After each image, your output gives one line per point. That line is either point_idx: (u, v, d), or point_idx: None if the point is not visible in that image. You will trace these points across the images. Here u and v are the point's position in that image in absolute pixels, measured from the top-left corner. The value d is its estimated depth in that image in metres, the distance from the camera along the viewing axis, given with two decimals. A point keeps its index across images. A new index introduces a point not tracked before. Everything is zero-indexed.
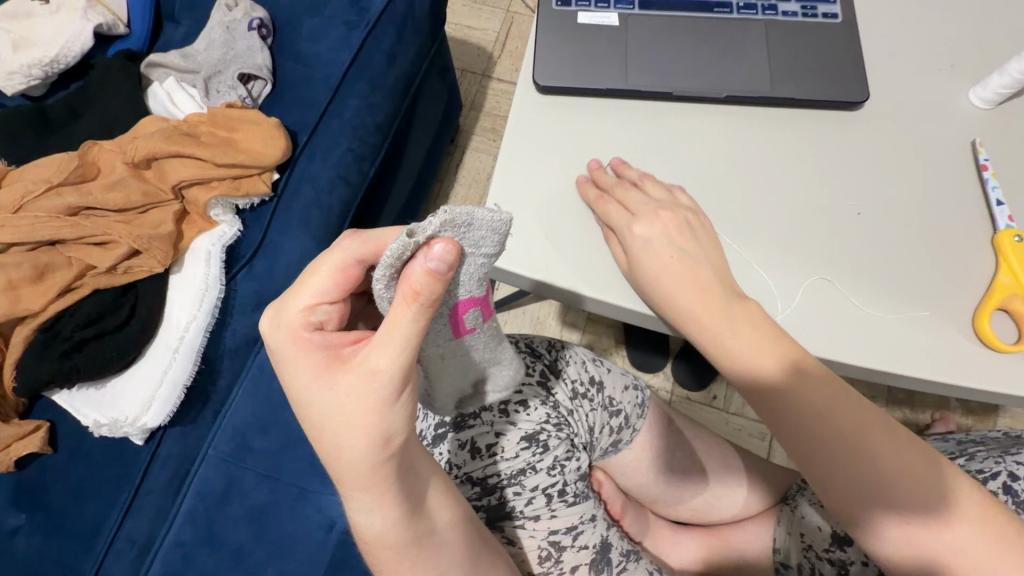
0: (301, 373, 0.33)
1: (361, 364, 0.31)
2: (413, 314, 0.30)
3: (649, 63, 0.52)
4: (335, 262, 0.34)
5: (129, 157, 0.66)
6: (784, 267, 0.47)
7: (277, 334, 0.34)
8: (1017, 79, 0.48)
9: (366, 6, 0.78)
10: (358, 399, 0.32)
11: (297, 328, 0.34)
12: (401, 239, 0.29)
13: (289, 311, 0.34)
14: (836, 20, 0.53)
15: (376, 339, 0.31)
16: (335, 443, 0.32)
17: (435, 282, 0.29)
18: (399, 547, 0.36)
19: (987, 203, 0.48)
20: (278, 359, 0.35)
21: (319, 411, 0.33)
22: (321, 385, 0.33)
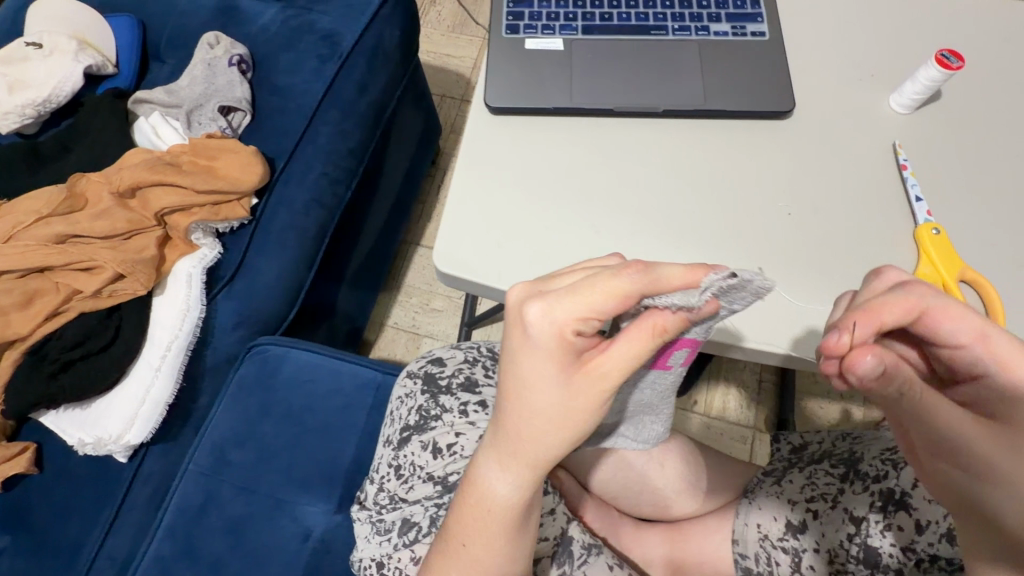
0: (540, 369, 0.35)
1: (598, 373, 0.34)
2: (654, 345, 0.34)
3: (590, 83, 0.56)
4: (623, 283, 0.33)
5: (115, 187, 0.69)
6: (720, 264, 0.50)
7: (539, 329, 0.34)
8: (927, 85, 0.52)
9: (338, 40, 0.84)
10: (585, 402, 0.35)
11: (564, 330, 0.34)
12: (679, 295, 0.33)
13: (564, 313, 0.33)
14: (764, 38, 0.57)
15: (617, 357, 0.34)
16: (539, 432, 0.36)
17: (682, 325, 0.35)
18: (503, 519, 0.39)
19: (908, 199, 0.51)
20: (512, 344, 0.35)
21: (536, 403, 0.35)
22: (551, 385, 0.35)
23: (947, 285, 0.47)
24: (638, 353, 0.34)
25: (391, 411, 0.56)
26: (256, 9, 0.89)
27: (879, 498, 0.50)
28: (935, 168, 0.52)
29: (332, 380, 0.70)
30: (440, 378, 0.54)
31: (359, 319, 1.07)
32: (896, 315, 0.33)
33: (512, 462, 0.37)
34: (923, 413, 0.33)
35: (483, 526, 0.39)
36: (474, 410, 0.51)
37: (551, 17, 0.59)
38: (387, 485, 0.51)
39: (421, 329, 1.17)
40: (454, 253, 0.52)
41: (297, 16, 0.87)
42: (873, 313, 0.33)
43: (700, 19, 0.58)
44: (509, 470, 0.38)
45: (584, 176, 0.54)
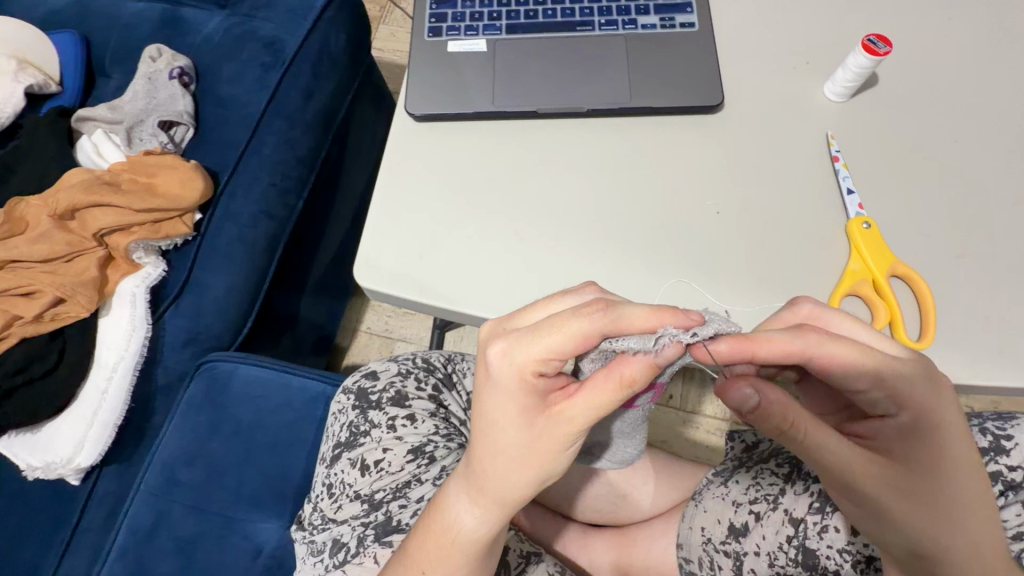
0: (504, 408, 0.35)
1: (564, 417, 0.34)
2: (621, 395, 0.33)
3: (513, 86, 0.54)
4: (583, 325, 0.32)
5: (53, 209, 0.69)
6: (647, 268, 0.49)
7: (499, 368, 0.34)
8: (858, 73, 0.50)
9: (281, 47, 0.82)
10: (550, 444, 0.35)
11: (525, 371, 0.34)
12: (636, 343, 0.33)
13: (524, 354, 0.33)
14: (693, 28, 0.55)
15: (581, 400, 0.33)
16: (504, 473, 0.36)
17: (652, 372, 0.33)
18: (470, 551, 0.39)
19: (840, 191, 0.49)
20: (480, 380, 0.36)
21: (503, 442, 0.35)
22: (518, 425, 0.35)
23: (876, 281, 0.46)
24: (607, 397, 0.33)
25: (326, 427, 0.55)
26: (200, 18, 0.87)
27: (817, 499, 0.48)
28: (869, 157, 0.50)
29: (281, 393, 0.69)
30: (371, 393, 0.53)
31: (330, 325, 1.02)
32: (774, 353, 0.35)
33: (479, 496, 0.37)
34: (817, 454, 0.36)
35: (448, 561, 0.39)
36: (402, 425, 0.51)
37: (475, 17, 0.57)
38: (320, 504, 0.51)
39: (394, 333, 1.15)
40: (375, 266, 0.50)
41: (240, 24, 0.85)
42: (748, 342, 0.35)
43: (627, 12, 0.56)
44: (480, 505, 0.37)
45: (508, 181, 0.52)
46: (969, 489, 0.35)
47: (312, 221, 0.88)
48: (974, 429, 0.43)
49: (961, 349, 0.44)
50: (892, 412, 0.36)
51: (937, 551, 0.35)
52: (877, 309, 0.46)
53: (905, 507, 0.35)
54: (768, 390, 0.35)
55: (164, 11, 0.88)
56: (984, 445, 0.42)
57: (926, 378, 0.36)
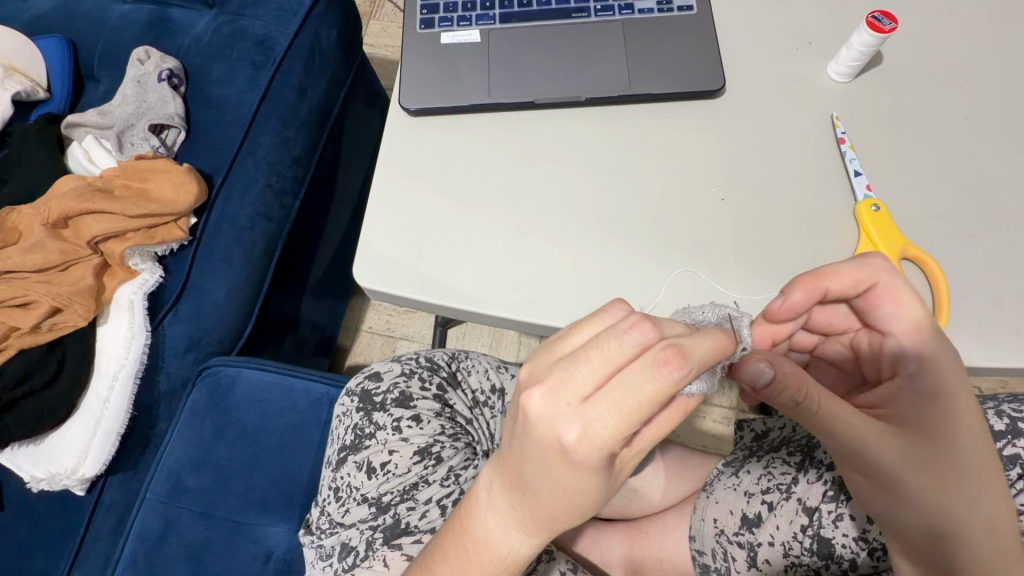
0: (589, 484, 0.28)
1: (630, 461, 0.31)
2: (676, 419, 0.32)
3: (509, 76, 0.53)
4: (675, 380, 0.26)
5: (46, 218, 0.68)
6: (651, 259, 0.48)
7: (586, 452, 0.26)
8: (862, 52, 0.48)
9: (272, 45, 0.81)
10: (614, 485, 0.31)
11: (612, 447, 0.27)
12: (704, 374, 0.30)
13: (617, 432, 0.26)
14: (691, 12, 0.54)
15: (650, 438, 0.30)
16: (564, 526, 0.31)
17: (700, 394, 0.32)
18: None
19: (847, 174, 0.48)
20: (551, 464, 0.28)
21: (583, 506, 0.30)
22: (598, 489, 0.29)
23: (887, 264, 0.45)
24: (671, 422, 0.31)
25: (331, 430, 0.55)
26: (188, 19, 0.86)
27: (831, 487, 0.47)
28: (877, 139, 0.49)
29: (286, 397, 0.68)
30: (375, 394, 0.52)
31: (331, 326, 1.01)
32: (843, 284, 0.37)
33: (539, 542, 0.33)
34: (833, 429, 0.35)
35: None
36: (407, 426, 0.50)
37: (467, 7, 0.56)
38: (328, 508, 0.50)
39: (396, 331, 1.14)
40: (374, 265, 0.49)
41: (229, 23, 0.84)
42: (818, 278, 0.37)
43: None
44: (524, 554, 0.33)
45: (507, 175, 0.51)
46: (980, 460, 0.35)
47: (310, 222, 0.87)
48: (989, 412, 0.42)
49: (975, 331, 0.43)
50: (908, 376, 0.37)
51: (954, 528, 0.34)
52: None
53: (921, 486, 0.34)
54: (782, 366, 0.35)
55: (151, 12, 0.87)
56: (1001, 428, 0.41)
57: (944, 342, 0.37)
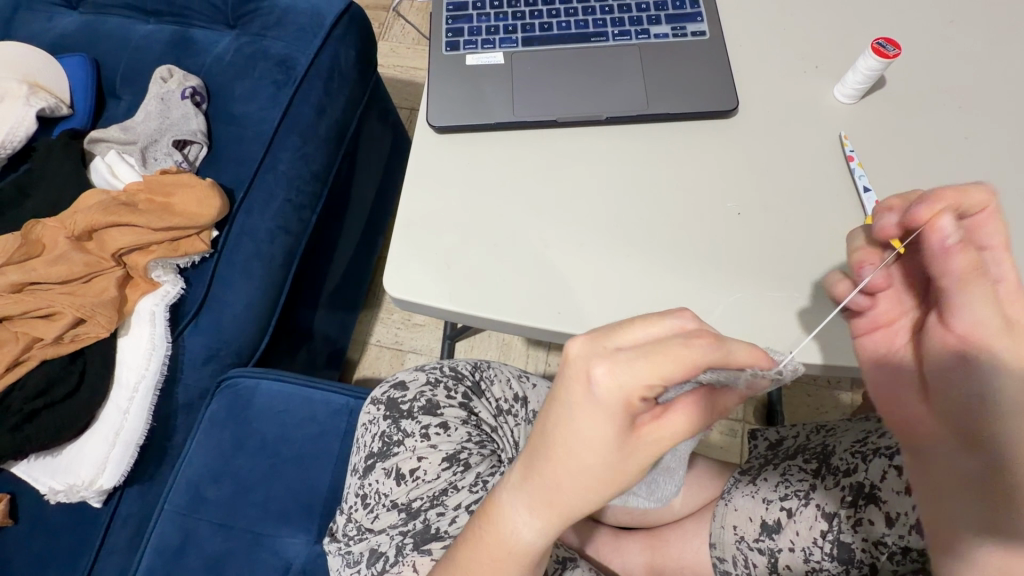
0: (603, 429, 0.31)
1: (655, 440, 0.32)
2: (713, 420, 0.34)
3: (532, 96, 0.56)
4: (700, 355, 0.30)
5: (71, 231, 0.70)
6: (672, 270, 0.49)
7: (608, 388, 0.31)
8: (868, 75, 0.51)
9: (293, 65, 0.84)
10: (637, 466, 0.33)
11: (633, 398, 0.31)
12: (743, 375, 0.32)
13: (638, 381, 0.30)
14: (704, 37, 0.57)
15: (675, 424, 0.32)
16: (582, 496, 0.33)
17: (737, 400, 0.35)
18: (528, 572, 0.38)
19: (857, 190, 0.51)
20: (573, 398, 0.32)
21: (592, 464, 0.32)
22: (610, 446, 0.32)
23: None
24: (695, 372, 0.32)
25: (356, 438, 0.56)
26: (210, 39, 0.89)
27: (849, 493, 0.48)
28: (883, 157, 0.52)
29: (305, 407, 0.69)
30: (401, 403, 0.54)
31: (342, 339, 1.02)
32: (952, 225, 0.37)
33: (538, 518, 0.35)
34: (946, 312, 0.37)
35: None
36: (435, 433, 0.52)
37: (490, 31, 0.59)
38: (355, 515, 0.51)
39: (405, 344, 1.15)
40: (404, 275, 0.51)
41: (250, 44, 0.86)
42: (961, 192, 0.37)
43: (640, 23, 0.58)
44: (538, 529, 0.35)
45: (531, 189, 0.53)
46: None
47: (325, 236, 0.89)
48: None
49: None
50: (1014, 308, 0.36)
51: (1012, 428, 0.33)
52: None
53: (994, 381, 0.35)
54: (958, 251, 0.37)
55: (173, 33, 0.89)
56: None
57: None
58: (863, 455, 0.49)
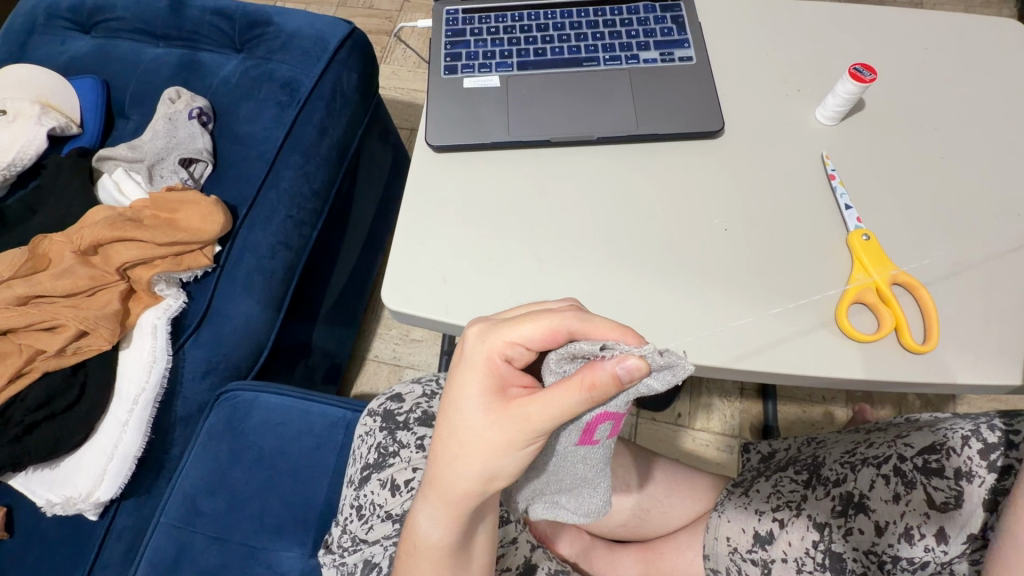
0: (470, 386, 0.36)
1: (517, 408, 0.34)
2: (578, 399, 0.32)
3: (527, 117, 0.58)
4: (555, 321, 0.35)
5: (77, 246, 0.71)
6: (661, 284, 0.51)
7: (474, 346, 0.37)
8: (846, 98, 0.54)
9: (297, 87, 0.86)
10: (502, 435, 0.34)
11: (493, 355, 0.36)
12: (597, 346, 0.32)
13: (496, 339, 0.36)
14: (691, 62, 0.60)
15: (536, 396, 0.33)
16: (455, 460, 0.36)
17: (612, 388, 0.31)
18: (435, 556, 0.39)
19: (839, 207, 0.53)
20: (455, 362, 0.38)
21: (463, 424, 0.36)
22: (477, 407, 0.35)
23: (880, 289, 0.48)
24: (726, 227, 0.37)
25: (353, 449, 0.56)
26: (217, 62, 0.92)
27: (839, 503, 0.49)
28: (864, 177, 0.54)
29: (303, 420, 0.69)
30: (398, 414, 0.55)
31: (340, 355, 1.03)
32: None
33: (430, 488, 0.38)
34: None
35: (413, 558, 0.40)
36: (431, 444, 0.53)
37: (487, 56, 0.62)
38: (350, 526, 0.52)
39: (402, 360, 1.16)
40: (403, 288, 0.52)
41: (256, 66, 0.89)
42: None
43: (629, 49, 0.61)
44: (431, 501, 0.38)
45: (526, 206, 0.55)
46: None
47: (325, 251, 0.91)
48: (982, 426, 0.44)
49: (965, 349, 0.47)
50: None
51: None
52: (882, 314, 0.48)
53: None
54: None
55: (182, 56, 0.93)
56: (994, 441, 0.42)
57: None
58: (852, 465, 0.50)
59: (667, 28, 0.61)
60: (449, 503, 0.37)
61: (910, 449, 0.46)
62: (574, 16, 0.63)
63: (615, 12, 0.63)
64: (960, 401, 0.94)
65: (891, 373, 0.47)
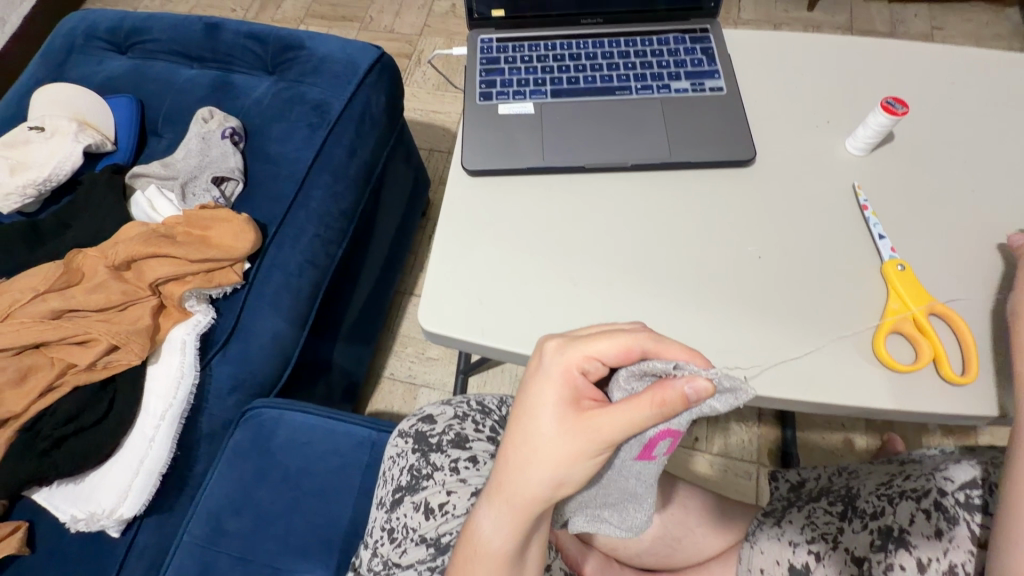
0: (547, 396, 0.37)
1: (591, 418, 0.35)
2: (650, 414, 0.34)
3: (561, 144, 0.59)
4: (630, 339, 0.37)
5: (111, 261, 0.72)
6: (697, 310, 0.51)
7: (551, 358, 0.38)
8: (878, 130, 0.55)
9: (327, 109, 0.88)
10: (575, 444, 0.35)
11: (571, 366, 0.37)
12: (670, 365, 0.34)
13: (575, 350, 0.37)
14: (721, 92, 0.61)
15: (610, 407, 0.35)
16: (526, 466, 0.36)
17: (681, 403, 0.33)
18: (493, 565, 0.39)
19: (872, 238, 0.53)
20: (529, 372, 0.39)
21: (538, 431, 0.36)
22: (552, 415, 0.36)
23: (918, 320, 0.48)
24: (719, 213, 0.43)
25: (384, 471, 0.56)
26: (249, 83, 0.94)
27: (878, 537, 0.48)
28: (897, 207, 0.55)
29: (327, 440, 0.69)
30: (430, 436, 0.55)
31: (357, 372, 1.03)
32: None
33: (495, 493, 0.38)
34: None
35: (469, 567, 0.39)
36: (464, 467, 0.53)
37: (522, 83, 0.63)
38: (381, 549, 0.52)
39: (418, 378, 1.15)
40: (439, 310, 0.52)
41: (288, 88, 0.91)
42: None
43: (661, 79, 0.62)
44: (495, 507, 0.38)
45: (561, 230, 0.56)
46: None
47: (349, 270, 0.91)
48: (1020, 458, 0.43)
49: (1005, 383, 0.47)
50: None
51: None
52: (921, 344, 0.48)
53: None
54: None
55: (215, 77, 0.95)
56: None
57: None
58: (890, 498, 0.49)
59: (697, 59, 0.63)
60: (515, 511, 0.37)
61: (952, 484, 0.45)
62: (606, 46, 0.65)
63: (647, 44, 0.64)
64: (983, 431, 0.93)
65: (931, 405, 0.46)
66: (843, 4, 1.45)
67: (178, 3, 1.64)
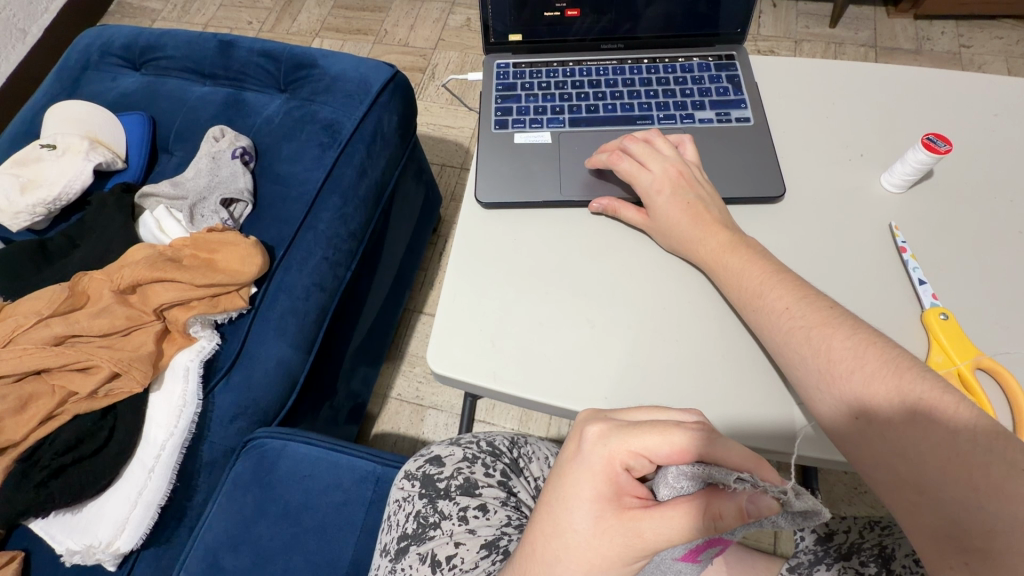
0: (583, 490, 0.35)
1: (634, 523, 0.33)
2: (700, 525, 0.31)
3: (579, 176, 0.57)
4: (684, 438, 0.34)
5: (116, 284, 0.71)
6: (722, 357, 0.48)
7: (592, 448, 0.35)
8: (918, 168, 0.51)
9: (338, 128, 0.86)
10: (612, 546, 0.34)
11: (615, 462, 0.35)
12: (728, 473, 0.31)
13: (620, 445, 0.35)
14: (748, 123, 0.58)
15: (655, 514, 0.33)
16: (558, 564, 0.35)
17: (739, 516, 0.30)
18: None
19: (911, 282, 0.50)
20: (567, 456, 0.37)
21: (571, 525, 0.35)
22: (589, 511, 0.34)
23: (963, 375, 0.45)
24: (722, 251, 0.49)
25: (389, 516, 0.54)
26: (261, 101, 0.93)
27: None
28: (940, 249, 0.51)
29: (331, 473, 0.67)
30: (438, 480, 0.53)
31: (363, 394, 1.00)
32: None
33: None
34: None
35: None
36: (474, 516, 0.50)
37: (539, 111, 0.61)
38: None
39: (425, 400, 1.12)
40: (449, 353, 0.50)
41: (300, 107, 0.90)
42: None
43: (685, 108, 0.60)
44: None
45: (578, 267, 0.53)
46: None
47: (357, 292, 0.89)
48: None
49: None
50: None
51: None
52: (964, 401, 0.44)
53: None
54: None
55: (227, 95, 0.94)
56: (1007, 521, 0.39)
57: None
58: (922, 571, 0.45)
59: (723, 87, 0.60)
60: None
61: None
62: (627, 72, 0.62)
63: (669, 70, 0.62)
64: None
65: None
66: (865, 20, 1.41)
67: (195, 15, 1.64)
